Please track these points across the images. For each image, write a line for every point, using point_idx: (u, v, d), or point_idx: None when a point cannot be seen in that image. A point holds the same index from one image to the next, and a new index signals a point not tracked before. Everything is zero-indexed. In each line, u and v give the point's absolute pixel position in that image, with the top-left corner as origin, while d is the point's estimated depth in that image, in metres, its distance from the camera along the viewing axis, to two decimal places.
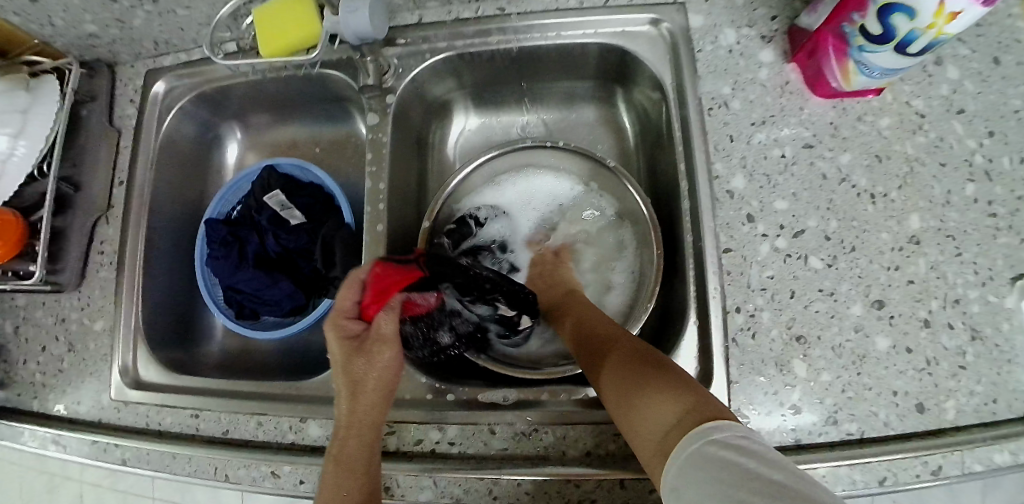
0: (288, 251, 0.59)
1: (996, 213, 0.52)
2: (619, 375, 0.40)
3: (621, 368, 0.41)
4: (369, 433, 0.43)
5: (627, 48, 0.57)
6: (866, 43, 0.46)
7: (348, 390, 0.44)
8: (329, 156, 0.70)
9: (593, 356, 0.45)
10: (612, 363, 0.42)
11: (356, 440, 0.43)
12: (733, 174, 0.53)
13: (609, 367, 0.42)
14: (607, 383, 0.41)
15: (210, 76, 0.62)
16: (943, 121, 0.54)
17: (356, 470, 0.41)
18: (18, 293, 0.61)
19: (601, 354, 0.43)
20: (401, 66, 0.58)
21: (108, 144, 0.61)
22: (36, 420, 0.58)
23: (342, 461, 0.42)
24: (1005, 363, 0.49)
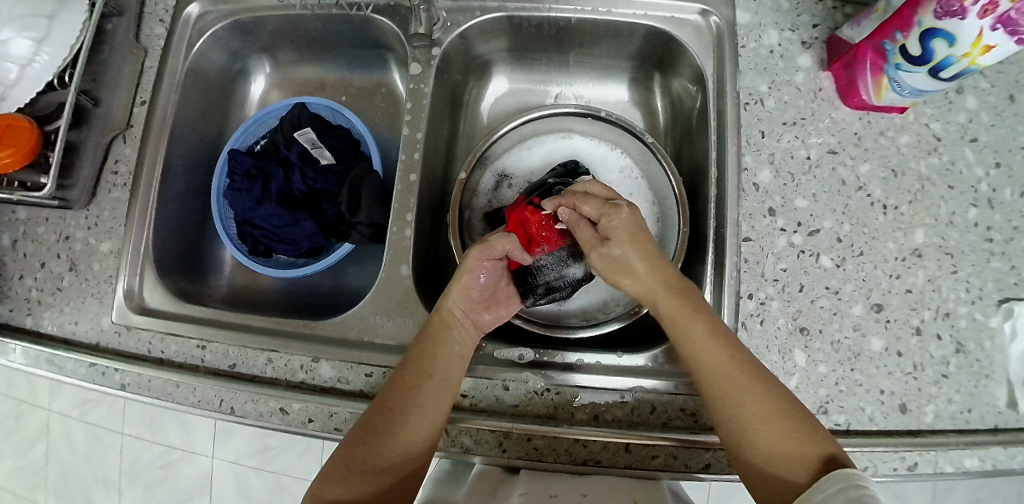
0: (314, 191, 0.61)
1: (992, 239, 0.56)
2: (766, 423, 0.42)
3: (762, 414, 0.42)
4: (445, 390, 0.46)
5: (674, 34, 0.59)
6: (903, 62, 0.48)
7: (439, 371, 0.46)
8: (359, 102, 0.70)
9: (726, 394, 0.43)
10: (753, 405, 0.42)
11: (437, 388, 0.46)
12: (761, 168, 0.55)
13: (748, 410, 0.42)
14: (736, 421, 0.42)
15: (249, 4, 0.61)
16: (956, 147, 0.57)
17: (428, 415, 0.45)
18: (19, 206, 0.58)
19: (742, 400, 0.43)
20: (449, 20, 0.59)
21: (134, 61, 0.59)
22: (28, 338, 0.55)
23: (417, 401, 0.45)
24: (983, 377, 0.53)
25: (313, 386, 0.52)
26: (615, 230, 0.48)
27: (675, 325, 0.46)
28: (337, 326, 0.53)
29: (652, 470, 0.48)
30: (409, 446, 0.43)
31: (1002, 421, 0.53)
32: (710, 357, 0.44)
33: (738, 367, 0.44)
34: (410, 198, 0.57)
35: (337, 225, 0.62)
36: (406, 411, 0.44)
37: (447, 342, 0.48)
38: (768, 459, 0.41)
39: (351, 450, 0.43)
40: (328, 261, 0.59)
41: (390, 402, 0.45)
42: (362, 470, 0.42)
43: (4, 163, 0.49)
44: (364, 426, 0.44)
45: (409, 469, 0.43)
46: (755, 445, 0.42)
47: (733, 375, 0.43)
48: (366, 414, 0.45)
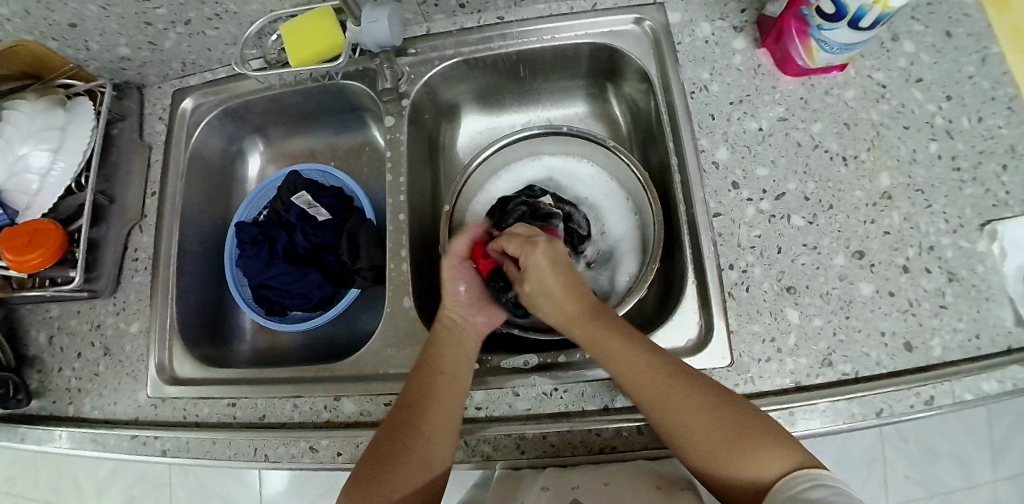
0: (316, 246, 0.66)
1: (959, 168, 0.57)
2: (709, 433, 0.42)
3: (706, 425, 0.42)
4: (460, 386, 0.49)
5: (615, 45, 0.65)
6: (823, 23, 0.52)
7: (455, 368, 0.50)
8: (345, 161, 0.76)
9: (656, 408, 0.44)
10: (683, 416, 0.43)
11: (452, 385, 0.49)
12: (717, 147, 0.59)
13: (677, 423, 0.43)
14: (680, 435, 0.43)
15: (236, 91, 0.68)
16: (904, 90, 0.60)
17: (450, 412, 0.47)
18: (53, 304, 0.64)
19: (672, 413, 0.43)
20: (413, 72, 0.65)
21: (140, 159, 0.66)
22: (72, 422, 0.60)
23: (432, 399, 0.47)
24: (983, 301, 0.53)
25: (338, 423, 0.54)
26: (531, 264, 0.51)
27: (597, 344, 0.48)
28: (354, 364, 0.57)
29: (668, 448, 0.49)
30: (437, 439, 0.46)
31: (1014, 341, 0.52)
32: (627, 363, 0.46)
33: (648, 372, 0.45)
34: (401, 235, 0.61)
35: (342, 273, 0.66)
36: (428, 405, 0.47)
37: (454, 344, 0.52)
38: (715, 466, 0.41)
39: (380, 448, 0.45)
40: (338, 308, 0.62)
41: (411, 402, 0.48)
42: (387, 465, 0.44)
43: (36, 262, 0.55)
44: (392, 424, 0.46)
45: (435, 464, 0.45)
46: (698, 453, 0.42)
47: (648, 383, 0.45)
48: (389, 420, 0.47)
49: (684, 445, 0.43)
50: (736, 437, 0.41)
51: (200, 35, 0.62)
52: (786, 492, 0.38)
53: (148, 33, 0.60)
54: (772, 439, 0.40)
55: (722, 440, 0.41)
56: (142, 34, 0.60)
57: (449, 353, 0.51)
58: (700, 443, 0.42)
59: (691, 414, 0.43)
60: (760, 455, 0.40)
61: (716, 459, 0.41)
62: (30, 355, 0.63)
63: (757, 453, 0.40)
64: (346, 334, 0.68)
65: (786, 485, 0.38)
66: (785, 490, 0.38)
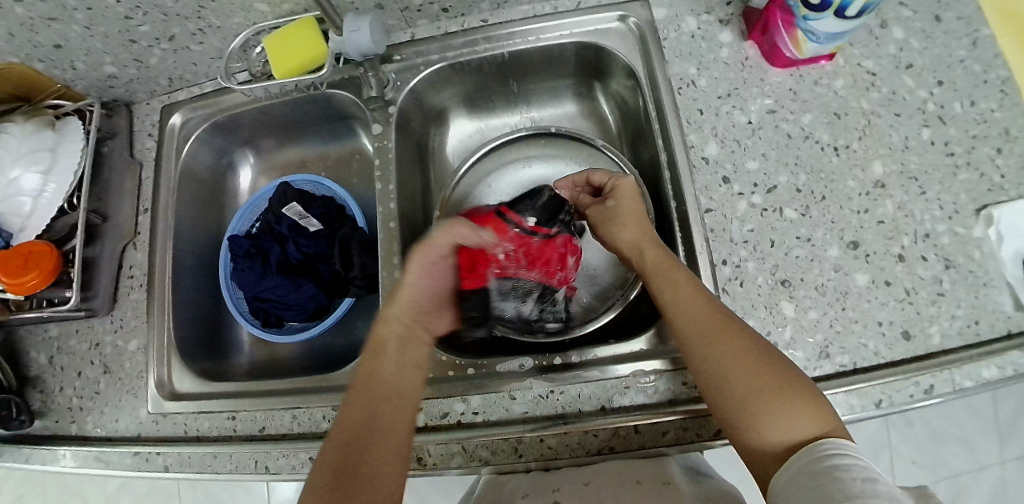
0: (309, 257, 0.66)
1: (953, 153, 0.57)
2: (752, 378, 0.41)
3: (748, 369, 0.42)
4: (409, 374, 0.49)
5: (601, 44, 0.64)
6: (808, 13, 0.52)
7: (396, 383, 0.47)
8: (336, 169, 0.76)
9: (707, 345, 0.43)
10: (729, 358, 0.42)
11: (399, 376, 0.48)
12: (706, 142, 0.59)
13: (722, 364, 0.42)
14: (719, 373, 0.42)
15: (224, 105, 0.68)
16: (894, 77, 0.59)
17: (402, 401, 0.47)
18: (51, 324, 0.64)
19: (721, 353, 0.43)
20: (399, 79, 0.65)
21: (132, 176, 0.67)
22: (75, 441, 0.60)
23: (382, 392, 0.46)
24: (981, 287, 0.53)
25: None
26: (619, 202, 0.56)
27: (663, 278, 0.48)
28: None
29: (665, 447, 0.49)
30: (389, 452, 0.43)
31: (1013, 326, 0.52)
32: (690, 304, 0.45)
33: (716, 316, 0.44)
34: (393, 243, 0.61)
35: (336, 283, 0.66)
36: (375, 421, 0.44)
37: (393, 337, 0.51)
38: (747, 412, 0.41)
39: (328, 477, 0.40)
40: (333, 317, 0.62)
41: (355, 420, 0.44)
42: (348, 484, 0.40)
43: (31, 284, 0.55)
44: (338, 449, 0.42)
45: (397, 463, 0.43)
46: (734, 397, 0.41)
47: (710, 324, 0.44)
48: (324, 450, 0.42)
49: (719, 386, 0.42)
50: (771, 387, 0.40)
51: (185, 51, 0.62)
52: (806, 457, 0.37)
53: (133, 50, 0.60)
54: (807, 400, 0.40)
55: (761, 385, 0.41)
56: (128, 52, 0.60)
57: (392, 350, 0.50)
58: (738, 385, 0.41)
59: (736, 358, 0.42)
60: (793, 409, 0.39)
61: (748, 403, 0.41)
62: (30, 376, 0.64)
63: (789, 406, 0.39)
64: (343, 342, 0.68)
65: (810, 448, 0.37)
66: (807, 454, 0.37)
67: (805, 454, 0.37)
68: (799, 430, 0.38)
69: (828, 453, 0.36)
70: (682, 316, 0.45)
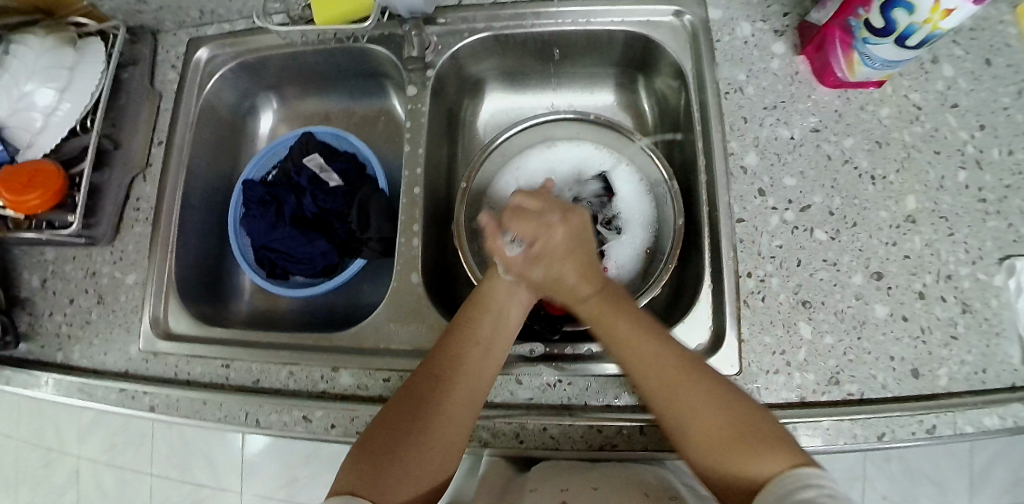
0: (325, 212, 0.64)
1: (985, 199, 0.56)
2: (716, 420, 0.42)
3: (713, 418, 0.42)
4: (476, 398, 0.47)
5: (651, 37, 0.63)
6: (870, 36, 0.51)
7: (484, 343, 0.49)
8: (361, 127, 0.74)
9: (659, 390, 0.45)
10: (689, 399, 0.44)
11: (467, 390, 0.46)
12: (747, 152, 0.58)
13: (692, 413, 0.43)
14: (686, 421, 0.43)
15: (254, 45, 0.65)
16: (939, 114, 0.59)
17: (462, 423, 0.45)
18: (48, 247, 0.62)
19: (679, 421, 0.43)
20: (440, 43, 0.63)
21: (150, 105, 0.64)
22: (59, 369, 0.58)
23: (450, 403, 0.45)
24: (994, 335, 0.53)
25: (334, 395, 0.53)
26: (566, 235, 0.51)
27: (602, 324, 0.49)
28: (355, 335, 0.55)
29: (668, 451, 0.48)
30: (454, 419, 0.45)
31: (1019, 379, 0.52)
32: (636, 350, 0.46)
33: (675, 364, 0.45)
34: (414, 210, 0.59)
35: (349, 243, 0.64)
36: (452, 383, 0.46)
37: (479, 341, 0.49)
38: (720, 462, 0.41)
39: (375, 444, 0.43)
40: (341, 277, 0.60)
41: (419, 399, 0.45)
42: (388, 469, 0.42)
43: (34, 204, 0.53)
44: (392, 421, 0.44)
45: (428, 473, 0.43)
46: (699, 446, 0.42)
47: (655, 373, 0.45)
48: (392, 410, 0.45)
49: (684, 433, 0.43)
50: (741, 430, 0.41)
51: None
52: (775, 492, 0.37)
53: None
54: (778, 438, 0.41)
55: (730, 429, 0.42)
56: None
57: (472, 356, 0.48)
58: (703, 430, 0.42)
59: (703, 417, 0.43)
60: (761, 449, 0.40)
61: (718, 450, 0.42)
62: (21, 297, 0.61)
63: (757, 441, 0.40)
64: (348, 303, 0.67)
65: (775, 487, 0.38)
66: (775, 490, 0.38)
67: (773, 489, 0.38)
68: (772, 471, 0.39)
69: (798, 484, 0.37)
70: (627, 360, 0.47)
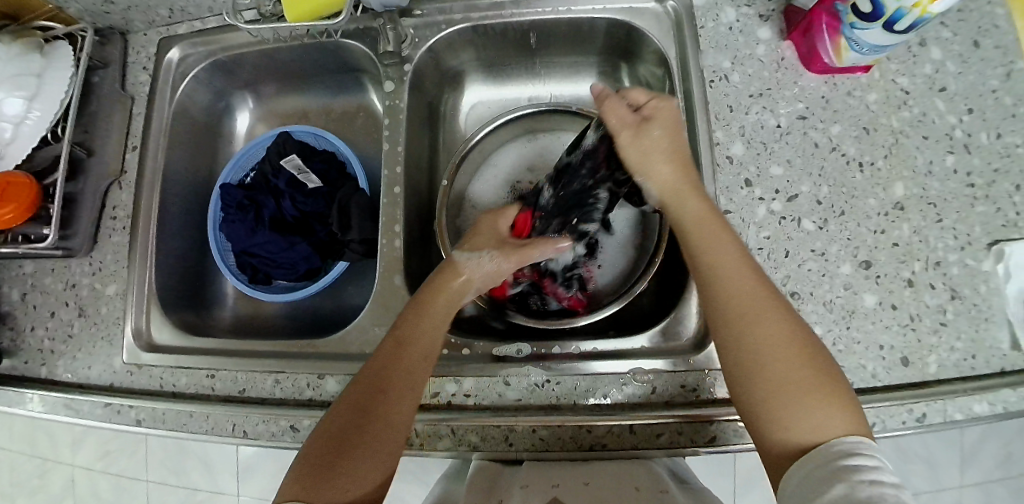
0: (305, 215, 0.63)
1: (974, 184, 0.56)
2: (794, 363, 0.40)
3: (792, 355, 0.41)
4: (418, 387, 0.46)
5: (634, 24, 0.61)
6: (858, 20, 0.50)
7: (426, 346, 0.47)
8: (341, 125, 0.72)
9: (732, 316, 0.43)
10: (773, 340, 0.41)
11: (407, 380, 0.45)
12: (733, 141, 0.57)
13: (769, 349, 0.41)
14: (761, 351, 0.41)
15: (227, 44, 0.64)
16: (926, 98, 0.58)
17: (406, 411, 0.45)
18: (25, 260, 0.61)
19: (765, 362, 0.41)
20: (418, 36, 0.62)
21: (122, 110, 0.63)
22: (43, 385, 0.58)
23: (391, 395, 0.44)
24: (982, 321, 0.53)
25: (320, 402, 0.52)
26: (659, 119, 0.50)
27: (683, 238, 0.49)
28: (340, 341, 0.55)
29: (656, 449, 0.48)
30: (395, 423, 0.44)
31: (1007, 364, 0.52)
32: (724, 262, 0.45)
33: (764, 297, 0.43)
34: (396, 211, 0.58)
35: (331, 245, 0.63)
36: (393, 385, 0.45)
37: (419, 327, 0.48)
38: (778, 416, 0.39)
39: (317, 453, 0.41)
40: (325, 281, 0.59)
41: (362, 397, 0.44)
42: (335, 473, 0.40)
43: (8, 218, 0.51)
44: (337, 425, 0.43)
45: (378, 468, 0.43)
46: (762, 391, 0.40)
47: (748, 299, 0.43)
48: (336, 412, 0.44)
49: (758, 366, 0.41)
50: (815, 384, 0.39)
51: None
52: (824, 460, 0.36)
53: None
54: (847, 400, 0.39)
55: (804, 374, 0.40)
56: None
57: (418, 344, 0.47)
58: (777, 365, 0.40)
59: (778, 360, 0.40)
60: (830, 406, 0.38)
61: (788, 399, 0.39)
62: (1, 312, 0.60)
63: (825, 396, 0.39)
64: (335, 307, 0.66)
65: (835, 448, 0.36)
66: (827, 454, 0.36)
67: (818, 456, 0.36)
68: (833, 431, 0.37)
69: (851, 454, 0.35)
70: (717, 277, 0.45)
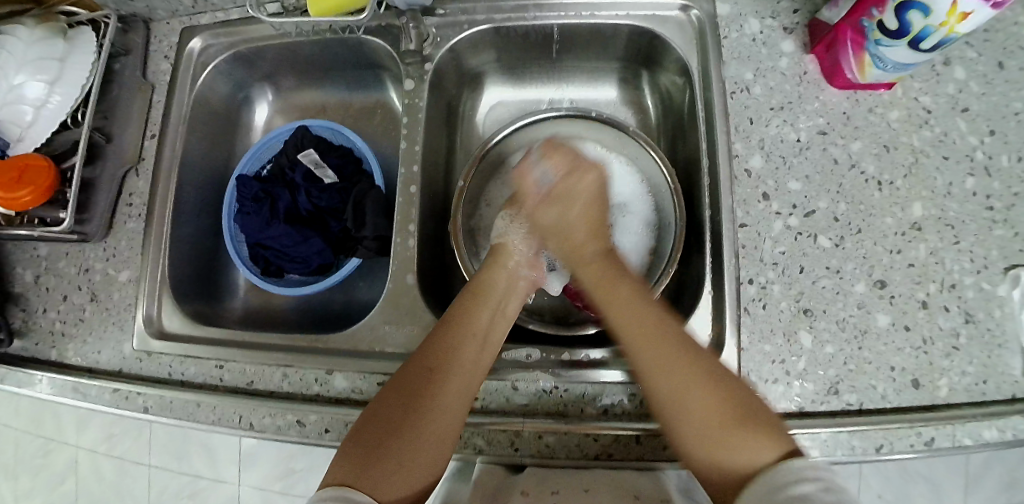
0: (319, 210, 0.63)
1: (993, 207, 0.55)
2: (699, 396, 0.41)
3: (696, 391, 0.42)
4: (471, 381, 0.46)
5: (657, 32, 0.61)
6: (882, 38, 0.49)
7: (480, 338, 0.48)
8: (358, 121, 0.73)
9: (640, 349, 0.45)
10: (661, 363, 0.44)
11: (463, 374, 0.46)
12: (751, 154, 0.56)
13: (661, 374, 0.43)
14: (654, 378, 0.43)
15: (249, 35, 0.64)
16: (948, 118, 0.57)
17: (460, 404, 0.45)
18: (41, 243, 0.61)
19: (670, 376, 0.43)
20: (439, 36, 0.61)
21: (142, 97, 0.63)
22: (53, 367, 0.58)
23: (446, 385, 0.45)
24: (996, 346, 0.52)
25: (328, 398, 0.53)
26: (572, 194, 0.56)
27: (607, 288, 0.50)
28: (350, 338, 0.55)
29: (662, 461, 0.48)
30: (447, 408, 0.44)
31: (1020, 390, 0.51)
32: (619, 300, 0.48)
33: (649, 321, 0.46)
34: (411, 210, 0.58)
35: (345, 241, 0.63)
36: (447, 372, 0.46)
37: (474, 319, 0.49)
38: (709, 444, 0.40)
39: (368, 436, 0.42)
40: (337, 277, 0.59)
41: (414, 384, 0.45)
42: (383, 455, 0.40)
43: (25, 200, 0.52)
44: (388, 411, 0.43)
45: (428, 457, 0.42)
46: (687, 424, 0.41)
47: (637, 330, 0.46)
48: (386, 399, 0.44)
49: (659, 395, 0.43)
50: (725, 415, 0.40)
51: None
52: (772, 483, 0.35)
53: None
54: (761, 429, 0.39)
55: (713, 407, 0.41)
56: None
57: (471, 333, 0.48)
58: (678, 395, 0.42)
59: (701, 400, 0.41)
60: (748, 437, 0.38)
61: (712, 429, 0.40)
62: (14, 293, 0.61)
63: (745, 430, 0.39)
64: (344, 302, 0.66)
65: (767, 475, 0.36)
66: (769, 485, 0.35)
67: (760, 488, 0.35)
68: (756, 460, 0.37)
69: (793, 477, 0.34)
70: (620, 324, 0.47)
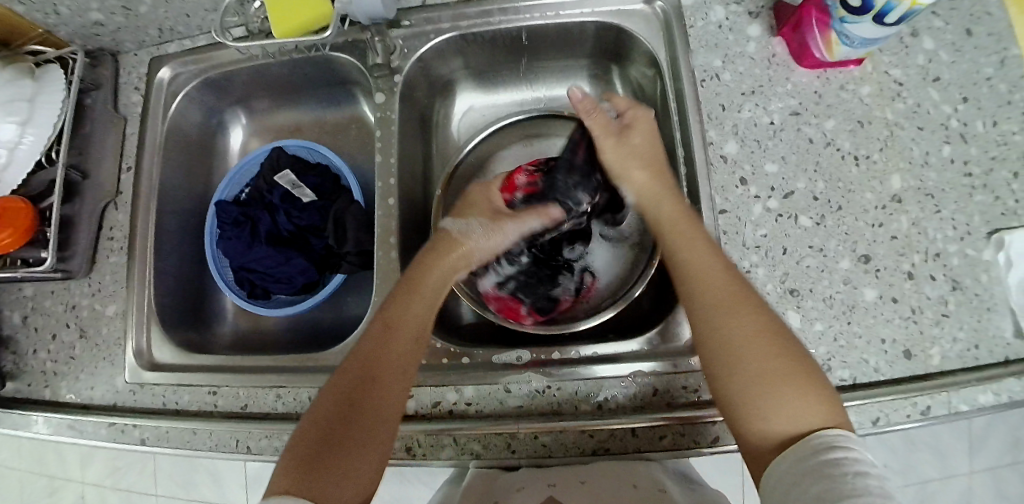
0: (300, 229, 0.63)
1: (971, 173, 0.55)
2: (758, 350, 0.41)
3: (752, 336, 0.42)
4: (402, 377, 0.46)
5: (623, 26, 0.61)
6: (846, 15, 0.50)
7: (414, 329, 0.48)
8: (335, 137, 0.73)
9: (708, 311, 0.44)
10: (743, 327, 0.42)
11: (394, 371, 0.46)
12: (726, 140, 0.57)
13: (727, 335, 0.42)
14: (714, 337, 0.43)
15: (217, 61, 0.64)
16: (920, 89, 0.57)
17: (393, 401, 0.45)
18: (25, 284, 0.61)
19: (740, 348, 0.42)
20: (406, 47, 0.62)
21: (116, 130, 0.63)
22: (48, 407, 0.58)
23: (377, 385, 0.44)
24: (984, 311, 0.52)
25: None
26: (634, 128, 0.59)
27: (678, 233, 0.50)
28: (340, 354, 0.55)
29: (660, 451, 0.48)
30: (381, 406, 0.44)
31: (1012, 353, 0.51)
32: (704, 260, 0.47)
33: (729, 291, 0.44)
34: (391, 221, 0.58)
35: (328, 259, 0.63)
36: (379, 370, 0.45)
37: (409, 313, 0.49)
38: (756, 410, 0.40)
39: (305, 448, 0.40)
40: (323, 294, 0.59)
41: (351, 387, 0.44)
42: (324, 463, 0.39)
43: (6, 243, 0.51)
44: (324, 418, 0.42)
45: (371, 458, 0.42)
46: (734, 383, 0.41)
47: (722, 287, 0.45)
48: (323, 406, 0.43)
49: (716, 352, 0.43)
50: (778, 373, 0.40)
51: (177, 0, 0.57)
52: (800, 453, 0.36)
53: None
54: (815, 391, 0.39)
55: (771, 363, 0.41)
56: None
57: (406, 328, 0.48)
58: (749, 354, 0.41)
59: (773, 362, 0.41)
60: (796, 399, 0.39)
61: (766, 389, 0.40)
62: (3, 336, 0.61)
63: (794, 388, 0.39)
64: (335, 319, 0.66)
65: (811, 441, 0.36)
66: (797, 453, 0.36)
67: (800, 448, 0.36)
68: (809, 424, 0.38)
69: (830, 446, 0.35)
70: (692, 276, 0.47)
